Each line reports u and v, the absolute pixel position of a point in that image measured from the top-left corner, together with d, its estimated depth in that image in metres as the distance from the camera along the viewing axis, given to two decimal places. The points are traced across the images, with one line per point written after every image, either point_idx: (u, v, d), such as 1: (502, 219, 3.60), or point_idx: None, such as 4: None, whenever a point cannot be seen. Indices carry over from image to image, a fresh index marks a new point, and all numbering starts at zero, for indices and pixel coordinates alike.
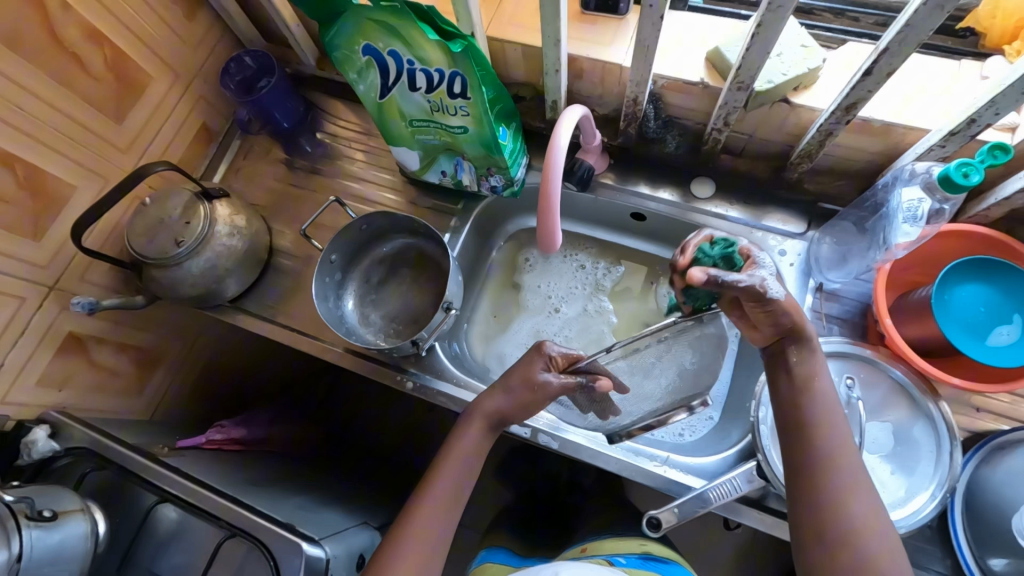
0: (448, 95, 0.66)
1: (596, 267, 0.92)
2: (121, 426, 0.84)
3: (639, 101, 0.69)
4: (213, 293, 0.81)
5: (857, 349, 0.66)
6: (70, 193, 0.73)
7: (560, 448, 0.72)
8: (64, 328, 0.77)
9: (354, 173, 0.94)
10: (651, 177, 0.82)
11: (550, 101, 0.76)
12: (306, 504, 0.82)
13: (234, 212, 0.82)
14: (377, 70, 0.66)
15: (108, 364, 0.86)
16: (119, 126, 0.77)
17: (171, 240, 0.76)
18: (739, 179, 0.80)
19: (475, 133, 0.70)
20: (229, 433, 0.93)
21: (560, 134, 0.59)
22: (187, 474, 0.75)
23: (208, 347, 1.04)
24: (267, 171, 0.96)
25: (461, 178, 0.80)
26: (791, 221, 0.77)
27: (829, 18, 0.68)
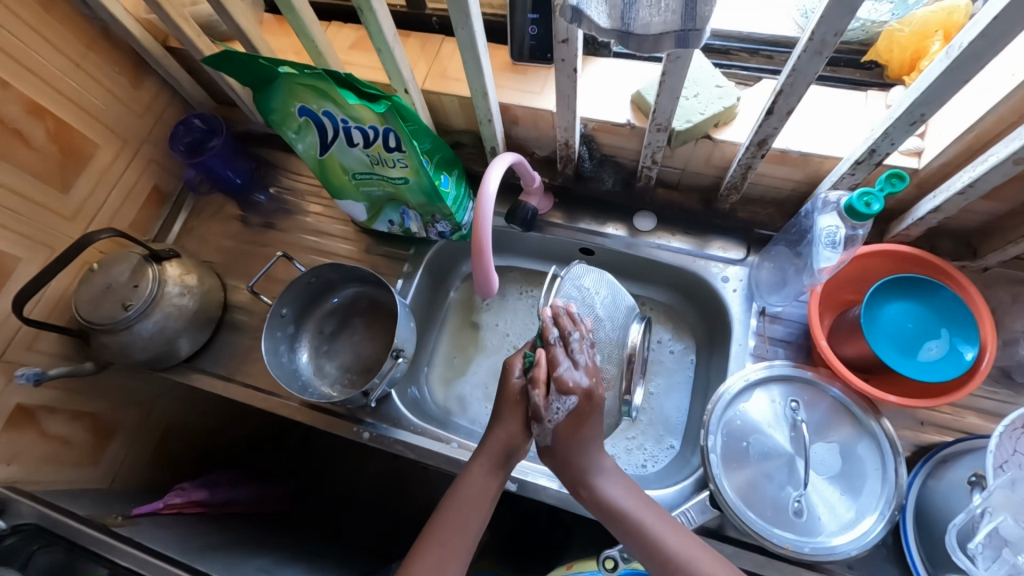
0: (384, 150, 0.68)
1: None
2: (74, 498, 0.82)
3: (570, 144, 0.72)
4: (165, 354, 0.81)
5: (798, 371, 0.68)
6: (15, 265, 0.73)
7: (519, 490, 0.72)
8: (10, 401, 0.76)
9: (309, 225, 0.95)
10: (596, 214, 0.84)
11: (489, 147, 0.78)
12: (267, 567, 0.80)
13: (186, 272, 0.82)
14: (314, 129, 0.69)
15: (61, 433, 0.84)
16: (65, 195, 0.78)
17: (119, 304, 0.75)
18: (677, 211, 0.83)
19: (415, 183, 0.72)
20: (190, 494, 0.91)
21: (489, 181, 0.61)
22: (140, 544, 0.73)
23: (168, 407, 1.03)
24: (222, 228, 0.96)
25: (409, 226, 0.82)
26: (730, 248, 0.80)
27: (744, 57, 0.72)
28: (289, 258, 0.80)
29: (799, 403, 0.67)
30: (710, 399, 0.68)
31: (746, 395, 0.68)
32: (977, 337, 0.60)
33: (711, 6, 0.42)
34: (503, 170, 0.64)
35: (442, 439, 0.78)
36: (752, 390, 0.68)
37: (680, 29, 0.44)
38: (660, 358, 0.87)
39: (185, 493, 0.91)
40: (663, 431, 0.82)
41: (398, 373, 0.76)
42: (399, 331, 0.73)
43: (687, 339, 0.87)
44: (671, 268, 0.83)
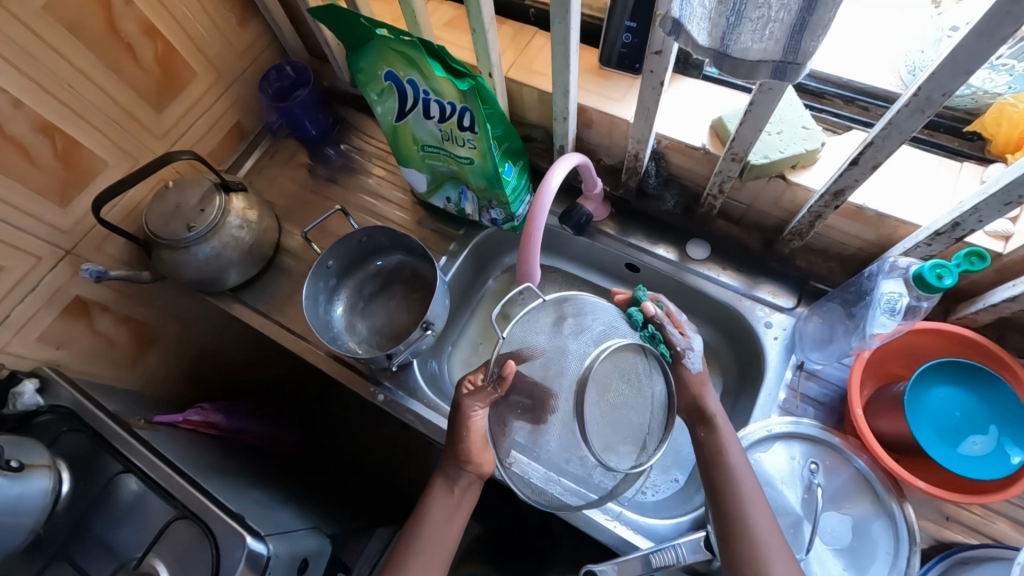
0: (457, 127, 0.69)
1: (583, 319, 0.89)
2: (107, 393, 0.87)
3: (639, 157, 0.72)
4: (215, 279, 0.85)
5: (824, 434, 0.65)
6: (101, 168, 0.79)
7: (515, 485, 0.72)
8: (71, 292, 0.82)
9: (370, 187, 0.98)
10: (649, 232, 0.83)
11: (558, 145, 0.79)
12: (264, 500, 0.83)
13: (249, 207, 0.86)
14: (396, 95, 0.70)
15: (107, 331, 0.90)
16: (158, 113, 0.83)
17: (184, 224, 0.80)
18: (734, 246, 0.81)
19: (479, 165, 0.73)
20: (207, 416, 0.96)
21: (552, 177, 0.61)
22: (155, 449, 0.77)
23: (205, 331, 1.08)
24: (289, 174, 1.01)
25: (464, 206, 0.83)
26: (781, 294, 0.77)
27: (838, 104, 0.69)
28: (346, 214, 0.83)
29: (818, 467, 0.64)
30: None
31: (765, 446, 0.66)
32: None
33: (817, 41, 0.41)
34: (567, 170, 0.64)
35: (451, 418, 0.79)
36: (771, 442, 0.66)
37: (780, 60, 0.43)
38: None
39: (204, 413, 0.95)
40: (670, 463, 0.81)
41: (423, 344, 0.77)
42: (433, 304, 0.74)
43: (715, 376, 0.85)
44: (714, 302, 0.81)
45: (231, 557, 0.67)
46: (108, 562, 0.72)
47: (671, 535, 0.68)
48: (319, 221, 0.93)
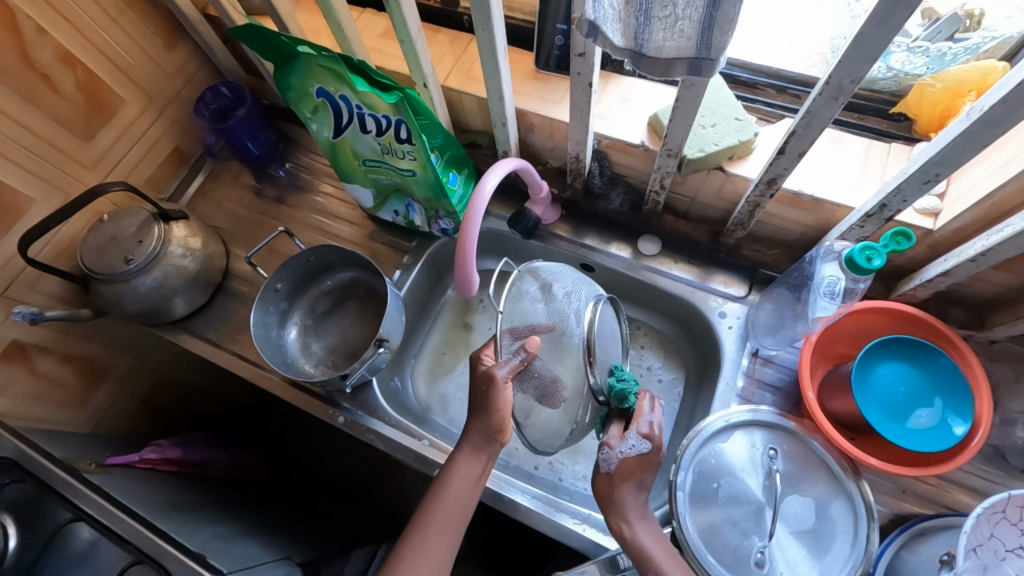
0: (395, 140, 0.68)
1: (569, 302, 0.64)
2: (54, 438, 0.84)
3: (581, 158, 0.71)
4: (161, 311, 0.83)
5: (781, 420, 0.66)
6: (28, 205, 0.75)
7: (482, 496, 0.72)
8: (6, 336, 0.79)
9: (320, 204, 0.96)
10: (600, 231, 0.83)
11: (501, 151, 0.78)
12: (226, 535, 0.80)
13: (191, 234, 0.84)
14: (330, 112, 0.69)
15: (50, 373, 0.88)
16: (87, 144, 0.80)
17: (122, 257, 0.77)
18: (682, 239, 0.81)
19: (422, 176, 0.72)
20: (165, 452, 0.93)
21: (487, 181, 0.60)
22: (106, 493, 0.74)
23: (157, 363, 1.06)
24: (234, 197, 0.98)
25: (413, 218, 0.81)
26: (732, 284, 0.78)
27: (771, 93, 0.71)
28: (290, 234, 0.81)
29: (777, 452, 0.65)
30: (688, 434, 0.66)
31: (725, 436, 0.66)
32: (970, 412, 0.58)
33: (727, 36, 0.41)
34: (503, 174, 0.64)
35: (415, 435, 0.77)
36: (731, 432, 0.67)
37: (694, 56, 0.44)
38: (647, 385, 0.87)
39: (161, 451, 0.92)
40: None
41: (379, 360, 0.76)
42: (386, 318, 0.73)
43: (677, 368, 0.86)
44: (667, 295, 0.82)
45: None
46: None
47: None
48: (265, 244, 0.91)
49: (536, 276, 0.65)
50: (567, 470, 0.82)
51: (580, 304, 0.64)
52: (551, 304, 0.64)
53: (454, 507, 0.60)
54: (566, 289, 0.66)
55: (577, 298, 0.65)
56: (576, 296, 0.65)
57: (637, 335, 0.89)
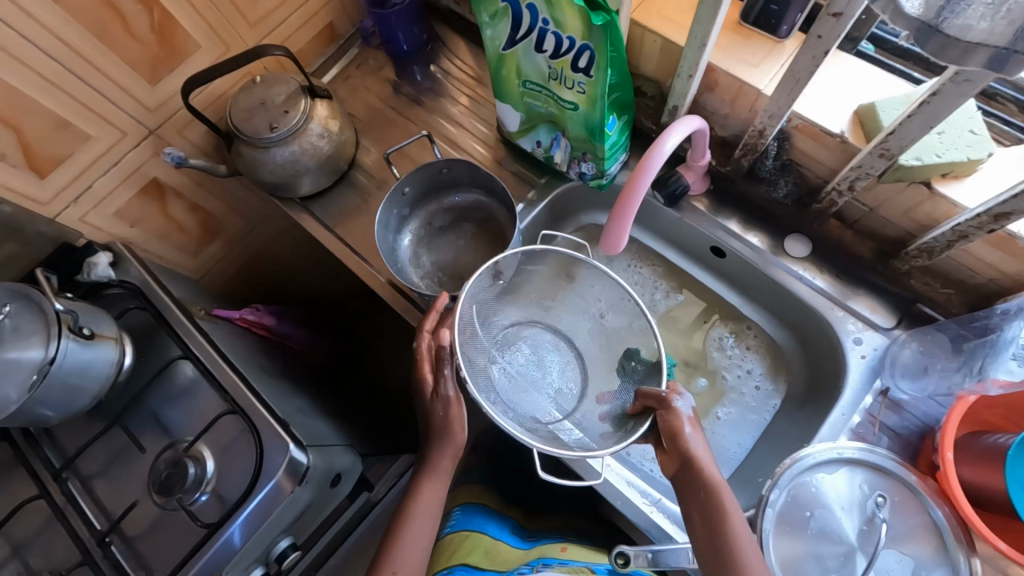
0: (571, 67, 0.63)
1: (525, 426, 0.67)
2: (171, 277, 0.90)
3: (765, 134, 0.64)
4: (288, 186, 0.84)
5: (902, 471, 0.60)
6: (193, 50, 0.77)
7: (556, 449, 0.71)
8: (150, 172, 0.83)
9: (455, 115, 0.93)
10: (748, 217, 0.76)
11: (670, 105, 0.71)
12: (305, 409, 0.85)
13: (331, 116, 0.83)
14: (512, 20, 0.64)
15: (177, 217, 0.93)
16: (256, 1, 0.79)
17: (267, 124, 0.78)
18: (837, 249, 0.73)
19: (583, 113, 0.67)
20: (261, 317, 0.98)
21: (668, 139, 0.55)
22: (212, 342, 0.80)
23: (265, 231, 1.11)
24: (373, 88, 0.96)
25: (554, 154, 0.77)
26: (878, 311, 0.71)
27: (1012, 110, 0.60)
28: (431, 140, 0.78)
29: (886, 502, 0.60)
30: (791, 455, 0.62)
31: (829, 467, 0.62)
32: None
33: None
34: (684, 134, 0.58)
35: None
36: (839, 466, 0.62)
37: (1004, 47, 0.36)
38: (742, 388, 0.83)
39: (257, 313, 0.97)
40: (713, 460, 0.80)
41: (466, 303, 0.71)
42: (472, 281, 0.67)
43: (779, 383, 0.82)
44: (800, 305, 0.75)
45: (272, 462, 0.71)
46: (159, 439, 0.76)
47: None
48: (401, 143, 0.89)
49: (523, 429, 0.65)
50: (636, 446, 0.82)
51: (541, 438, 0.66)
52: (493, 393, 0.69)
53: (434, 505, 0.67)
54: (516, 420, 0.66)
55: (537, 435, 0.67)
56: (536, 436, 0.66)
57: (744, 335, 0.85)
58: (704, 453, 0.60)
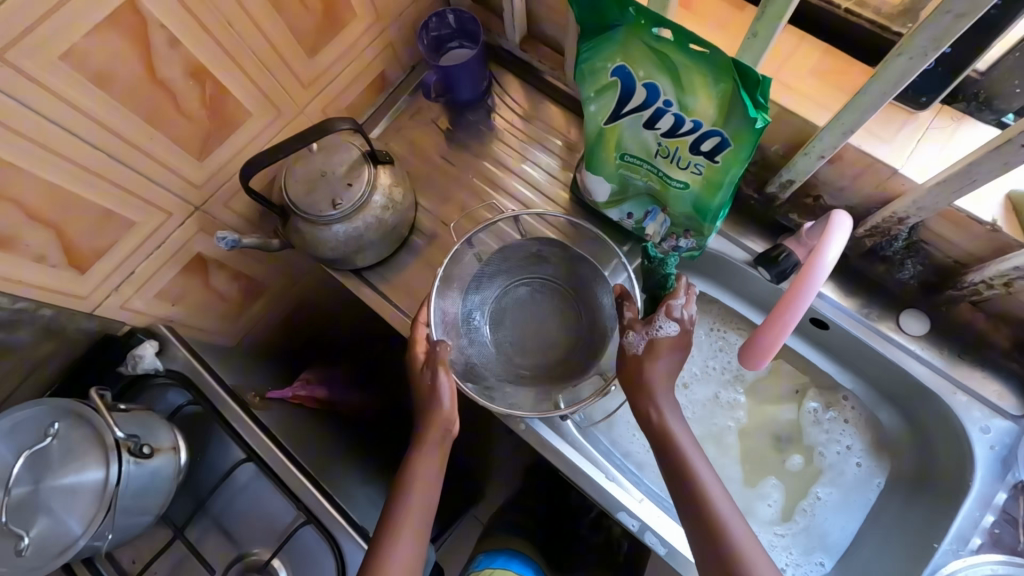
0: (690, 150, 0.57)
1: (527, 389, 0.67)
2: (217, 357, 0.82)
3: (906, 222, 0.58)
4: (349, 259, 0.76)
5: None
6: (243, 119, 0.68)
7: (667, 555, 0.65)
8: (195, 249, 0.75)
9: (520, 170, 0.85)
10: (858, 290, 0.70)
11: (784, 178, 0.65)
12: (375, 499, 0.79)
13: (395, 184, 0.76)
14: (624, 97, 0.57)
15: (220, 288, 0.84)
16: (310, 60, 0.70)
17: (329, 199, 0.70)
18: (961, 329, 0.67)
19: (695, 193, 0.61)
20: (312, 390, 0.91)
21: (829, 250, 0.49)
22: (274, 437, 0.73)
23: (305, 288, 1.02)
24: (427, 139, 0.87)
25: (646, 226, 0.71)
26: (1006, 398, 0.66)
27: None
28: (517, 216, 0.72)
29: None
30: None
31: None
32: None
33: None
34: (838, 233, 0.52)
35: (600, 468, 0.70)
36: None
37: None
38: (842, 466, 0.79)
39: (308, 387, 0.90)
40: (815, 544, 0.76)
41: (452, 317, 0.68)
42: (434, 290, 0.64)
43: (883, 462, 0.77)
44: (914, 385, 0.70)
45: None
46: (227, 550, 0.70)
47: None
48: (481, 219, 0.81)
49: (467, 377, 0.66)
50: None
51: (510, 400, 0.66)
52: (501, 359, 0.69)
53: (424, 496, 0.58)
54: (520, 390, 0.67)
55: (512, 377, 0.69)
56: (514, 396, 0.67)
57: (841, 407, 0.80)
58: (689, 438, 0.55)
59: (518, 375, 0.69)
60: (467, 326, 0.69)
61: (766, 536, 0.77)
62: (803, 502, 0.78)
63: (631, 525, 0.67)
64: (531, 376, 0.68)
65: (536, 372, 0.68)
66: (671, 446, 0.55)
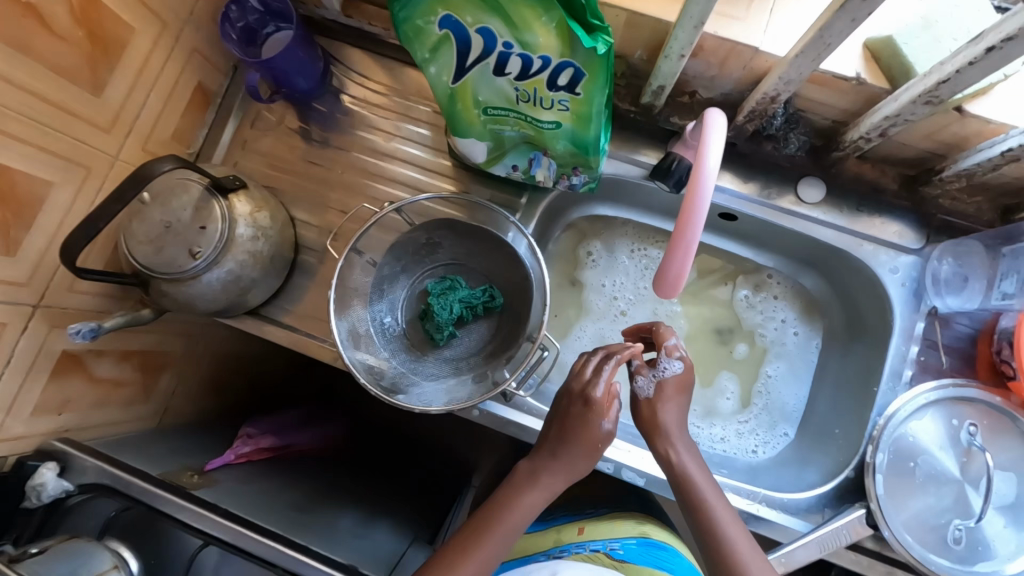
0: (548, 87, 0.52)
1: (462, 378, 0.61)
2: (134, 449, 0.74)
3: (778, 99, 0.56)
4: (237, 304, 0.69)
5: (983, 395, 0.62)
6: (46, 192, 0.57)
7: (647, 485, 0.67)
8: (56, 350, 0.65)
9: (389, 148, 0.77)
10: (755, 173, 0.70)
11: (653, 86, 0.62)
12: (358, 528, 0.76)
13: (258, 207, 0.68)
14: (462, 48, 0.51)
15: (110, 376, 0.75)
16: (99, 99, 0.59)
17: (185, 250, 0.61)
18: (853, 183, 0.69)
19: (569, 130, 0.57)
20: (257, 442, 0.85)
21: (708, 143, 0.47)
22: (227, 512, 0.67)
23: (212, 338, 0.94)
24: (279, 144, 0.78)
25: (535, 174, 0.66)
26: (906, 235, 0.69)
27: None
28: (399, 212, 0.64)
29: (978, 429, 0.61)
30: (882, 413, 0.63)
31: (918, 414, 0.63)
32: None
33: None
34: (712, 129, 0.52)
35: None
36: (925, 410, 0.63)
37: None
38: (782, 340, 0.82)
39: (252, 441, 0.85)
40: (776, 418, 0.80)
41: (362, 331, 0.60)
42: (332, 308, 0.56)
43: (815, 324, 0.81)
44: (825, 248, 0.72)
45: None
46: None
47: (814, 505, 0.65)
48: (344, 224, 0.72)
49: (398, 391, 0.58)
50: (703, 433, 0.80)
51: (453, 392, 0.59)
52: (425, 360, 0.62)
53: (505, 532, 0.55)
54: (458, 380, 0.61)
55: (444, 372, 0.62)
56: (456, 388, 0.60)
57: (770, 286, 0.83)
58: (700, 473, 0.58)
59: (451, 368, 0.62)
60: (376, 339, 0.61)
61: (733, 426, 0.80)
62: (757, 384, 0.81)
63: (606, 468, 0.68)
64: (464, 364, 0.63)
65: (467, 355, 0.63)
66: (680, 478, 0.58)
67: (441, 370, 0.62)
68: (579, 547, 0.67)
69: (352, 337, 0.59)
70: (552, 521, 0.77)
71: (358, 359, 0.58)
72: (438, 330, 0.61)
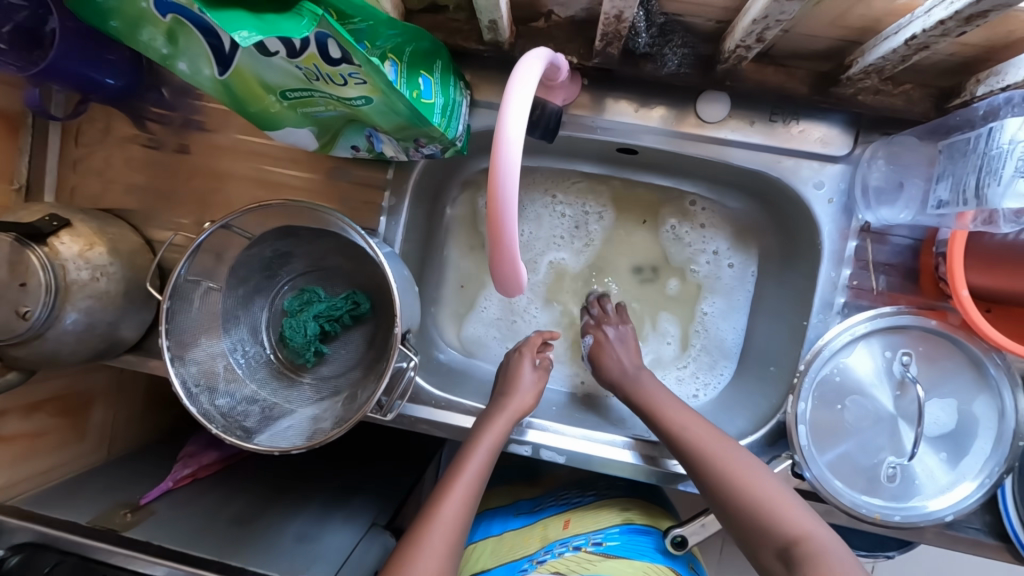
0: (325, 61, 0.42)
1: (336, 395, 0.56)
2: (71, 495, 0.71)
3: (625, 17, 0.44)
4: (105, 348, 0.63)
5: (919, 321, 0.55)
6: None
7: (568, 460, 0.63)
8: None
9: (233, 141, 0.67)
10: (643, 98, 0.59)
11: (486, 21, 0.50)
12: (305, 531, 0.76)
13: (89, 243, 0.60)
14: (199, 36, 0.41)
15: (21, 433, 0.70)
16: None
17: (12, 312, 0.55)
18: (756, 91, 0.57)
19: (383, 103, 0.47)
20: (198, 460, 0.84)
21: (511, 97, 0.38)
22: (161, 549, 0.64)
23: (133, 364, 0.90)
24: (115, 158, 0.68)
25: (382, 150, 0.56)
26: (832, 141, 0.58)
27: None
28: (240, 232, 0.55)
29: (912, 357, 0.55)
30: (807, 354, 0.56)
31: (849, 350, 0.56)
32: None
33: None
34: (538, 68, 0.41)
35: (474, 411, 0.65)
36: (855, 345, 0.56)
37: None
38: (712, 274, 0.74)
39: (193, 460, 0.83)
40: (716, 357, 0.74)
41: (221, 369, 0.55)
42: (166, 354, 0.49)
43: (749, 249, 0.73)
44: (741, 169, 0.62)
45: None
46: None
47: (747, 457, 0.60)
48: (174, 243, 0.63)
49: (264, 422, 0.54)
50: None
51: (323, 413, 0.54)
52: (294, 388, 0.58)
53: (455, 506, 0.55)
54: (330, 398, 0.57)
55: (316, 391, 0.58)
56: (327, 406, 0.55)
57: (698, 215, 0.74)
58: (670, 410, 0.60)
59: (323, 386, 0.58)
60: (234, 374, 0.55)
61: (672, 373, 0.74)
62: (693, 324, 0.75)
63: (525, 450, 0.64)
64: (337, 379, 0.58)
65: (337, 370, 0.59)
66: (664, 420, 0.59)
67: (311, 393, 0.57)
68: (563, 546, 0.67)
69: (201, 380, 0.53)
70: (535, 513, 0.77)
71: (216, 404, 0.52)
72: (299, 353, 0.57)
